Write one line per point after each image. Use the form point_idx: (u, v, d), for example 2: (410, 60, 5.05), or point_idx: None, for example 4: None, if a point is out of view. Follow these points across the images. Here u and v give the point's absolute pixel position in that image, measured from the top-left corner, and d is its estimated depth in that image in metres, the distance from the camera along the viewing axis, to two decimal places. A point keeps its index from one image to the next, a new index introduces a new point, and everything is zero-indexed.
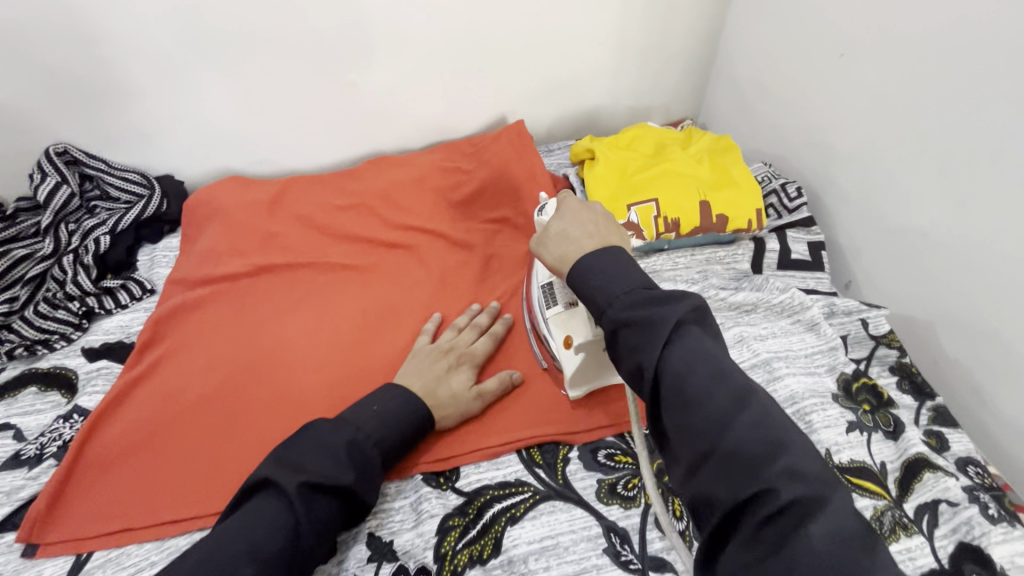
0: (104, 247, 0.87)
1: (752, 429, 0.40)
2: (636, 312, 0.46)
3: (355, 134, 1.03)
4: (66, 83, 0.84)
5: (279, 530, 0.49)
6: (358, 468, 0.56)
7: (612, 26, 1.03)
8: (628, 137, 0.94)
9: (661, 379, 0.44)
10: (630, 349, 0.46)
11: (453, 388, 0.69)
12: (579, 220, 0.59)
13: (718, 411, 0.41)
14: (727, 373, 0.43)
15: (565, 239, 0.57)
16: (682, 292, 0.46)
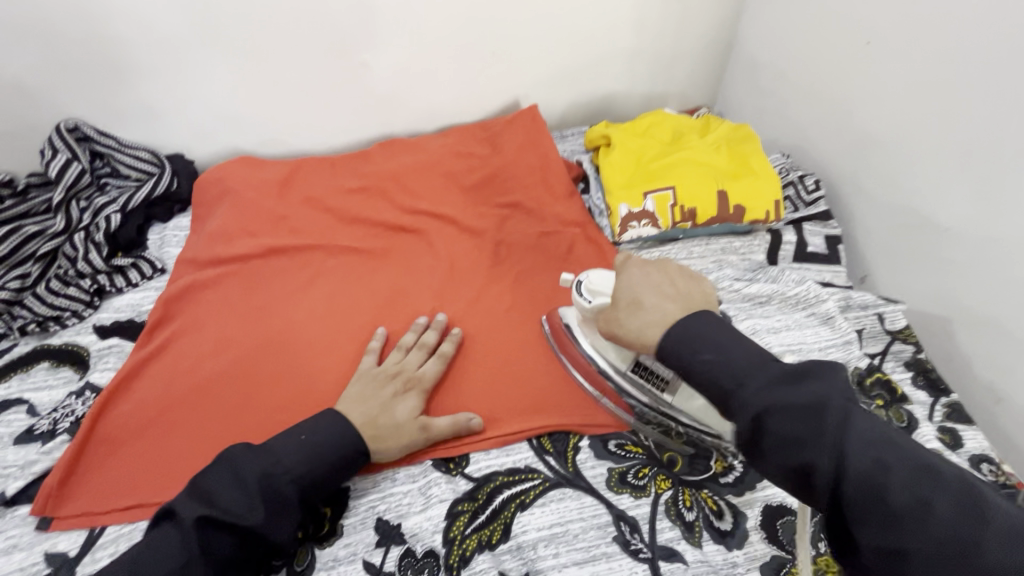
0: (114, 225, 0.86)
1: (1003, 548, 0.34)
2: (789, 396, 0.43)
3: (367, 116, 1.02)
4: (75, 57, 0.83)
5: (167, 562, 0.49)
6: (272, 508, 0.53)
7: (630, 9, 1.01)
8: (645, 123, 0.92)
9: (847, 480, 0.39)
10: (780, 441, 0.42)
11: (397, 417, 0.64)
12: (647, 284, 0.59)
13: (930, 516, 0.36)
14: (919, 462, 0.39)
15: (639, 310, 0.58)
16: (832, 368, 0.44)
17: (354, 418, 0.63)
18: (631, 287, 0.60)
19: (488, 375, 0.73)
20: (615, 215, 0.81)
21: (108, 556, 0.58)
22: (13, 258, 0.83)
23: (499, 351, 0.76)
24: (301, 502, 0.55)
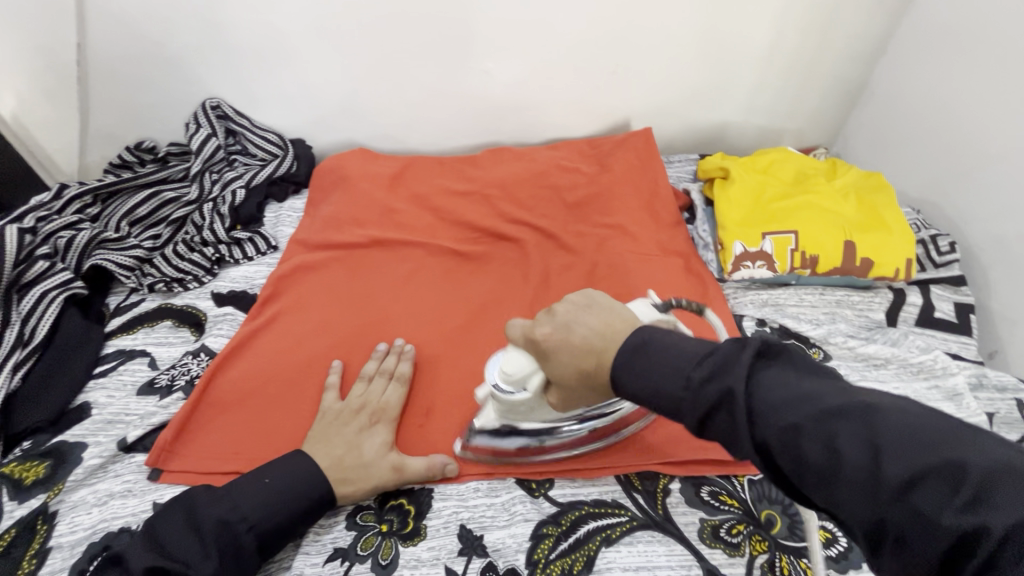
0: (239, 199, 0.92)
1: (905, 463, 0.32)
2: (703, 394, 0.39)
3: (479, 122, 1.03)
4: (227, 42, 0.89)
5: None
6: (225, 556, 0.54)
7: (762, 40, 0.97)
8: (766, 160, 0.88)
9: (774, 456, 0.36)
10: (721, 436, 0.39)
11: (364, 455, 0.62)
12: (573, 348, 0.49)
13: (847, 465, 0.33)
14: (825, 405, 0.35)
15: (579, 375, 0.49)
16: (735, 348, 0.40)
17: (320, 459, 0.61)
18: (565, 363, 0.50)
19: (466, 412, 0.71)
20: (728, 251, 0.79)
21: None
22: (150, 219, 0.91)
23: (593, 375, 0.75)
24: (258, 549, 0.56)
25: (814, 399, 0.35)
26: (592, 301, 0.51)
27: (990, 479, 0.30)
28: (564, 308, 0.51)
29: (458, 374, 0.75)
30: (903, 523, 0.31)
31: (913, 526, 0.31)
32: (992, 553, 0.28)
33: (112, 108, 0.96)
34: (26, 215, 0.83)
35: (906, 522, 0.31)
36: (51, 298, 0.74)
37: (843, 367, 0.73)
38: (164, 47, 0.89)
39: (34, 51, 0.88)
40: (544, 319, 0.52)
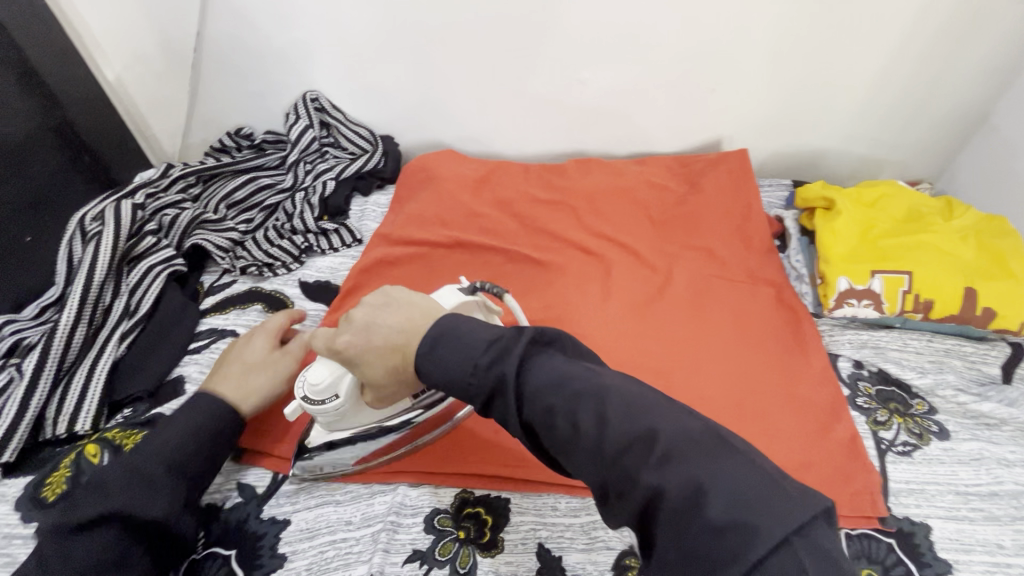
0: (328, 191, 0.94)
1: (622, 432, 0.38)
2: (479, 379, 0.42)
3: (567, 131, 1.03)
4: (331, 38, 0.91)
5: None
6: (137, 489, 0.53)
7: (875, 66, 0.92)
8: (874, 194, 0.84)
9: (536, 432, 0.41)
10: (500, 419, 0.43)
11: (246, 356, 0.67)
12: (370, 345, 0.51)
13: (583, 438, 0.39)
14: (573, 388, 0.40)
15: (392, 373, 0.51)
16: (509, 338, 0.44)
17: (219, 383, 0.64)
18: (374, 365, 0.52)
19: None
20: (832, 286, 0.75)
21: (290, 504, 0.62)
22: (245, 203, 0.94)
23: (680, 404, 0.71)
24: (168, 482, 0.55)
25: (566, 383, 0.40)
26: (393, 300, 0.53)
27: (674, 445, 0.36)
28: (361, 311, 0.53)
29: None
30: (616, 485, 0.37)
31: (621, 486, 0.37)
32: (667, 503, 0.34)
33: (218, 94, 1.00)
34: (136, 190, 0.87)
35: (616, 482, 0.37)
36: (155, 273, 0.78)
37: (951, 424, 0.69)
38: (273, 39, 0.92)
39: (157, 36, 0.93)
40: (347, 330, 0.53)
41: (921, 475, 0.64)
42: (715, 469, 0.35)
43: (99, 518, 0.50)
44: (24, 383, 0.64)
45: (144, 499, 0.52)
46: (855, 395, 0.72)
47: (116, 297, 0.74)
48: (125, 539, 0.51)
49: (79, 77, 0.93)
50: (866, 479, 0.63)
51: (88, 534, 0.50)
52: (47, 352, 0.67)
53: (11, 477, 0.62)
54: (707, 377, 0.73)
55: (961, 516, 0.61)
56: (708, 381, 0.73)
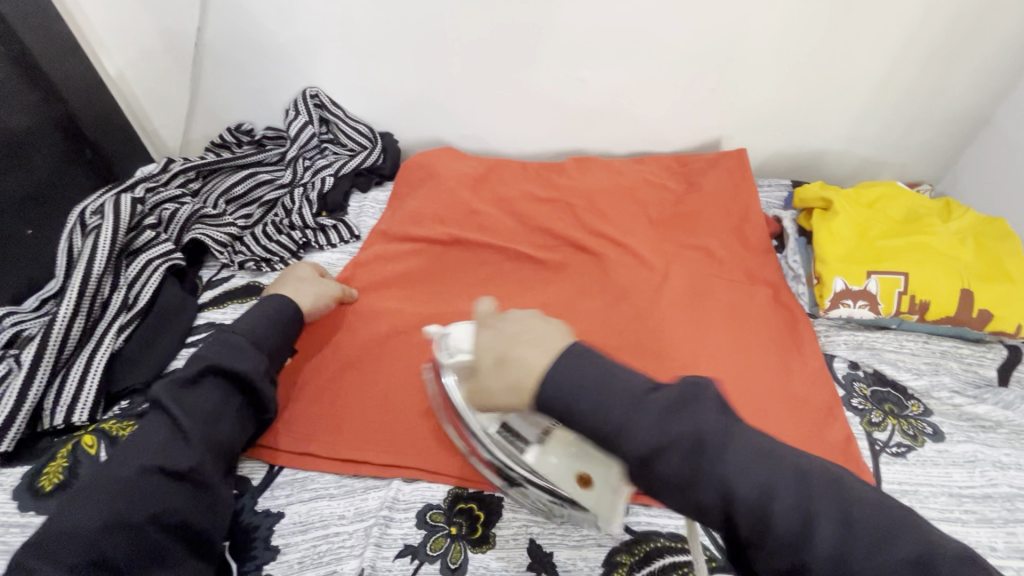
0: (327, 187, 0.95)
1: (833, 522, 0.37)
2: (670, 429, 0.40)
3: (566, 129, 1.03)
4: (332, 34, 0.91)
5: (168, 444, 0.55)
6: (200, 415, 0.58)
7: (876, 66, 0.92)
8: (873, 195, 0.84)
9: (734, 517, 0.39)
10: (671, 484, 0.41)
11: (301, 275, 0.77)
12: (498, 340, 0.51)
13: (774, 519, 0.38)
14: (782, 466, 0.40)
15: (500, 374, 0.48)
16: (695, 388, 0.43)
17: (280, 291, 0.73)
18: (492, 351, 0.50)
19: None
20: (828, 287, 0.75)
21: (285, 497, 0.63)
22: (244, 199, 0.94)
23: None
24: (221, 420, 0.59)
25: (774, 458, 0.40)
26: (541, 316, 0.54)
27: (874, 522, 0.37)
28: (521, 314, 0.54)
29: None
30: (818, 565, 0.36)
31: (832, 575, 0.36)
32: None
33: (220, 90, 1.01)
34: (136, 184, 0.87)
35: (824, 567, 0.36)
36: (154, 267, 0.79)
37: (946, 425, 0.69)
38: (274, 35, 0.92)
39: (160, 32, 0.93)
40: (485, 329, 0.53)
41: (914, 476, 0.64)
42: (817, 502, 0.38)
43: (200, 373, 0.60)
44: (23, 374, 0.65)
45: (233, 358, 0.62)
46: (850, 396, 0.72)
47: (114, 290, 0.75)
48: (222, 390, 0.60)
49: (81, 71, 0.93)
50: (858, 479, 0.63)
51: (192, 387, 0.59)
52: (45, 343, 0.67)
53: (9, 466, 0.62)
54: (704, 377, 0.73)
55: (953, 518, 0.61)
56: None
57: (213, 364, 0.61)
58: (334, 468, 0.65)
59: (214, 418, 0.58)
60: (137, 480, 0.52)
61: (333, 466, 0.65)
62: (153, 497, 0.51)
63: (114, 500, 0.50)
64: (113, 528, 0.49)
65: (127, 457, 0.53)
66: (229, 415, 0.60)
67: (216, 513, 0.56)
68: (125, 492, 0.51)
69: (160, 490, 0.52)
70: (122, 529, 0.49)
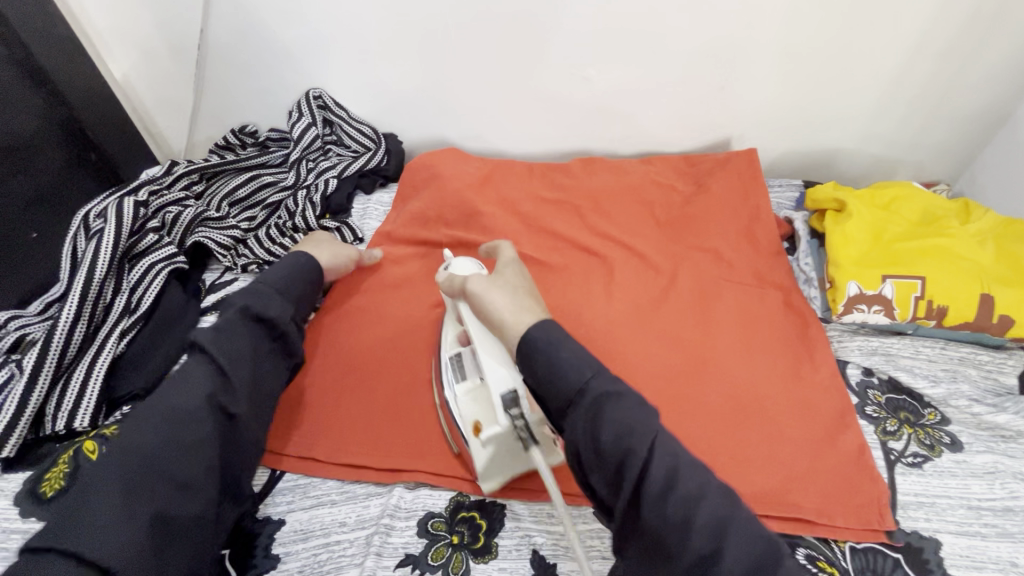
0: (330, 189, 0.94)
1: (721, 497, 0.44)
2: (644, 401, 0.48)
3: (572, 130, 1.01)
4: (335, 34, 0.90)
5: (214, 383, 0.56)
6: (241, 361, 0.59)
7: (891, 63, 0.89)
8: (888, 196, 0.82)
9: (626, 463, 0.44)
10: (617, 429, 0.45)
11: (325, 243, 0.80)
12: (526, 285, 0.62)
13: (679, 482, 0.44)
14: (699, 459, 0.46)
15: (516, 292, 0.58)
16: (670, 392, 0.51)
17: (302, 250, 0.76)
18: (514, 283, 0.61)
19: None
20: (841, 291, 0.73)
21: (285, 504, 0.62)
22: (248, 201, 0.94)
23: (684, 413, 0.69)
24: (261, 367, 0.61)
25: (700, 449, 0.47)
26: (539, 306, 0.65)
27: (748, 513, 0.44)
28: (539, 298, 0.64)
29: None
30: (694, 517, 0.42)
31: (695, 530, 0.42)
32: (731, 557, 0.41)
33: (223, 91, 1.00)
34: (140, 188, 0.87)
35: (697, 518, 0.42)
36: (156, 270, 0.78)
37: (964, 435, 0.66)
38: (278, 36, 0.91)
39: (164, 34, 0.93)
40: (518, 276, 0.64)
41: (931, 487, 0.62)
42: (694, 476, 0.45)
43: (236, 319, 0.61)
44: (25, 379, 0.65)
45: (264, 304, 0.63)
46: (863, 403, 0.70)
47: (117, 294, 0.75)
48: (257, 336, 0.62)
49: (86, 73, 0.93)
50: (872, 489, 0.62)
51: (231, 331, 0.60)
52: (46, 348, 0.67)
53: (10, 471, 0.62)
54: (714, 383, 0.71)
55: (972, 531, 0.59)
56: (715, 389, 0.71)
57: (248, 311, 0.62)
58: (336, 475, 0.64)
59: (253, 360, 0.60)
60: (190, 418, 0.53)
61: (335, 473, 0.64)
62: (203, 428, 0.54)
63: (170, 430, 0.52)
64: (170, 454, 0.51)
65: (175, 393, 0.54)
66: (265, 358, 0.62)
67: (255, 446, 0.59)
68: (182, 424, 0.53)
69: (210, 424, 0.54)
70: (178, 478, 0.51)
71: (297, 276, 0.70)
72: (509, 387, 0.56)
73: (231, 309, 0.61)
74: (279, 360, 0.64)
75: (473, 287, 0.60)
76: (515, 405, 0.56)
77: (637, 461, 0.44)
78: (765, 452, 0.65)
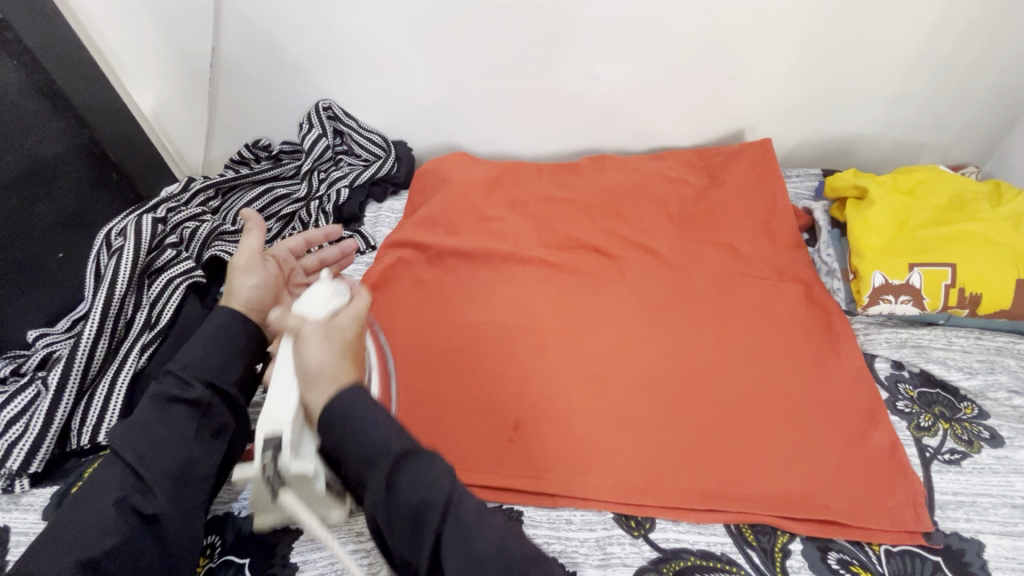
0: (343, 198, 0.95)
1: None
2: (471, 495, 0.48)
3: (583, 129, 1.00)
4: (342, 45, 0.91)
5: (130, 479, 0.52)
6: (153, 451, 0.53)
7: (912, 42, 0.86)
8: (912, 179, 0.79)
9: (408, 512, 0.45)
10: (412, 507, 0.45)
11: (239, 295, 0.63)
12: (353, 327, 0.52)
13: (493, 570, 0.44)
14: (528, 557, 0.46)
15: (327, 351, 0.50)
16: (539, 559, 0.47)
17: (235, 306, 0.63)
18: (342, 323, 0.52)
19: (463, 398, 0.70)
20: (866, 282, 0.70)
21: None
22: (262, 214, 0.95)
23: (697, 416, 0.67)
24: (183, 457, 0.54)
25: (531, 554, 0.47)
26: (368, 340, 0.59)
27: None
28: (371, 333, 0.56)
29: (557, 399, 0.69)
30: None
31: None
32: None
33: (235, 107, 1.02)
34: (159, 205, 0.89)
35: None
36: (175, 285, 0.79)
37: (1005, 429, 0.63)
38: (287, 50, 0.93)
39: (176, 54, 0.95)
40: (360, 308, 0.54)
41: (971, 486, 0.59)
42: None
43: (154, 407, 0.55)
44: (51, 394, 0.66)
45: (183, 388, 0.56)
46: (894, 398, 0.67)
47: (137, 309, 0.77)
48: (179, 420, 0.55)
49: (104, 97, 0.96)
50: (909, 489, 0.59)
51: (149, 420, 0.54)
52: (70, 364, 0.69)
53: (40, 486, 0.64)
54: (732, 386, 0.69)
55: (1018, 532, 0.55)
56: (733, 390, 0.69)
57: (162, 397, 0.56)
58: None
59: (176, 448, 0.54)
60: (100, 521, 0.49)
61: None
62: (114, 537, 0.49)
63: (77, 545, 0.48)
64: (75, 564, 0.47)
65: (85, 503, 0.51)
66: (193, 442, 0.55)
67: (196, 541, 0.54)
68: (91, 536, 0.49)
69: (123, 531, 0.49)
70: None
71: (220, 343, 0.60)
72: (275, 427, 0.48)
73: (148, 398, 0.56)
74: (213, 440, 0.57)
75: (303, 333, 0.50)
76: (275, 449, 0.48)
77: (436, 516, 0.45)
78: (793, 453, 0.63)
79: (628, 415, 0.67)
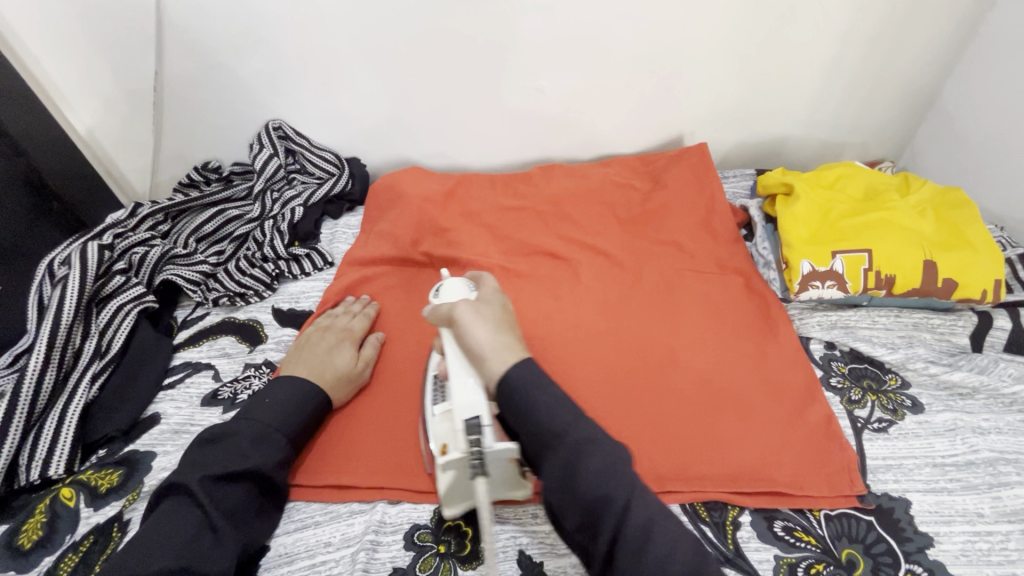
0: (297, 217, 0.95)
1: None
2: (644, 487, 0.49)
3: (532, 140, 1.04)
4: (290, 66, 0.92)
5: (200, 537, 0.52)
6: (227, 514, 0.55)
7: (826, 51, 0.94)
8: (833, 175, 0.86)
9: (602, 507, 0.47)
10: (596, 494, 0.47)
11: (336, 362, 0.72)
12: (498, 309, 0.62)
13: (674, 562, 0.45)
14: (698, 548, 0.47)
15: (496, 330, 0.58)
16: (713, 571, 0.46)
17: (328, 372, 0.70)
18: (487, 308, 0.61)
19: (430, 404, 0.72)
20: (795, 270, 0.76)
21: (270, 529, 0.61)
22: (215, 236, 0.94)
23: (651, 404, 0.70)
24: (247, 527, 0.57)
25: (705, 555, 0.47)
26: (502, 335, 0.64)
27: None
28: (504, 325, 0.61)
29: None
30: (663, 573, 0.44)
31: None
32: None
33: (183, 130, 1.01)
34: (105, 231, 0.87)
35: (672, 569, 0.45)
36: (126, 311, 0.79)
37: (924, 396, 0.70)
38: (235, 72, 0.93)
39: (119, 79, 0.94)
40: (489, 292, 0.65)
41: (898, 450, 0.65)
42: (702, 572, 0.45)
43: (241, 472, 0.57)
44: None
45: (270, 456, 0.60)
46: (828, 375, 0.73)
47: (86, 338, 0.75)
48: (253, 492, 0.58)
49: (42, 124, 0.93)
50: (842, 455, 0.64)
51: (229, 482, 0.57)
52: (16, 397, 0.66)
53: None
54: (682, 374, 0.73)
55: (939, 488, 0.61)
56: (684, 377, 0.73)
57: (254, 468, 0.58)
58: (320, 496, 0.64)
59: (243, 520, 0.57)
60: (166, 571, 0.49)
61: (319, 493, 0.65)
62: None
63: None
64: None
65: (156, 547, 0.50)
66: (254, 516, 0.58)
67: None
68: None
69: None
70: None
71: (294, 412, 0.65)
72: (474, 413, 0.53)
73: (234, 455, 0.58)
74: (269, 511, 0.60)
75: (461, 313, 0.60)
76: (477, 432, 0.52)
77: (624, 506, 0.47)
78: (742, 433, 0.67)
79: (589, 409, 0.70)
